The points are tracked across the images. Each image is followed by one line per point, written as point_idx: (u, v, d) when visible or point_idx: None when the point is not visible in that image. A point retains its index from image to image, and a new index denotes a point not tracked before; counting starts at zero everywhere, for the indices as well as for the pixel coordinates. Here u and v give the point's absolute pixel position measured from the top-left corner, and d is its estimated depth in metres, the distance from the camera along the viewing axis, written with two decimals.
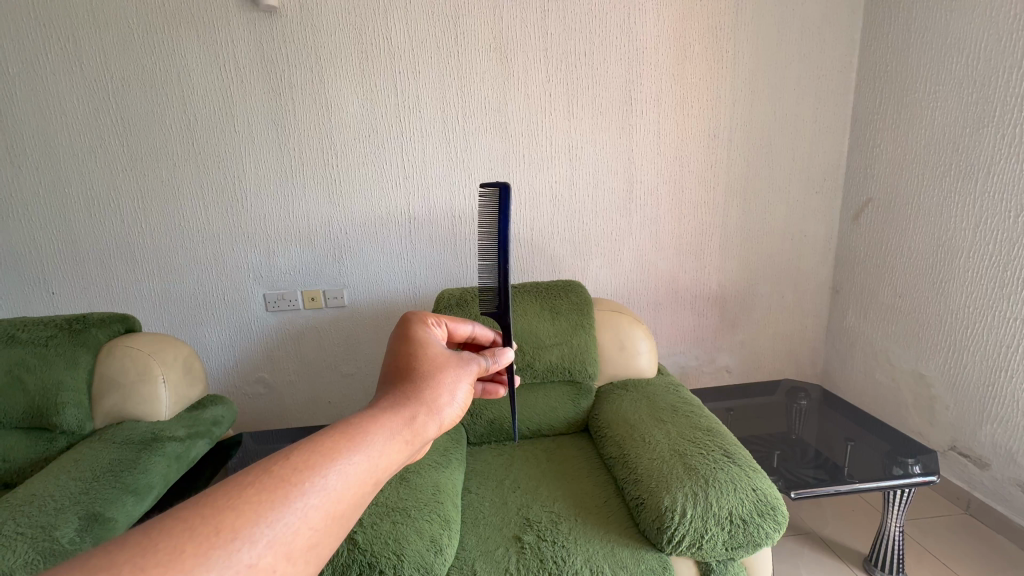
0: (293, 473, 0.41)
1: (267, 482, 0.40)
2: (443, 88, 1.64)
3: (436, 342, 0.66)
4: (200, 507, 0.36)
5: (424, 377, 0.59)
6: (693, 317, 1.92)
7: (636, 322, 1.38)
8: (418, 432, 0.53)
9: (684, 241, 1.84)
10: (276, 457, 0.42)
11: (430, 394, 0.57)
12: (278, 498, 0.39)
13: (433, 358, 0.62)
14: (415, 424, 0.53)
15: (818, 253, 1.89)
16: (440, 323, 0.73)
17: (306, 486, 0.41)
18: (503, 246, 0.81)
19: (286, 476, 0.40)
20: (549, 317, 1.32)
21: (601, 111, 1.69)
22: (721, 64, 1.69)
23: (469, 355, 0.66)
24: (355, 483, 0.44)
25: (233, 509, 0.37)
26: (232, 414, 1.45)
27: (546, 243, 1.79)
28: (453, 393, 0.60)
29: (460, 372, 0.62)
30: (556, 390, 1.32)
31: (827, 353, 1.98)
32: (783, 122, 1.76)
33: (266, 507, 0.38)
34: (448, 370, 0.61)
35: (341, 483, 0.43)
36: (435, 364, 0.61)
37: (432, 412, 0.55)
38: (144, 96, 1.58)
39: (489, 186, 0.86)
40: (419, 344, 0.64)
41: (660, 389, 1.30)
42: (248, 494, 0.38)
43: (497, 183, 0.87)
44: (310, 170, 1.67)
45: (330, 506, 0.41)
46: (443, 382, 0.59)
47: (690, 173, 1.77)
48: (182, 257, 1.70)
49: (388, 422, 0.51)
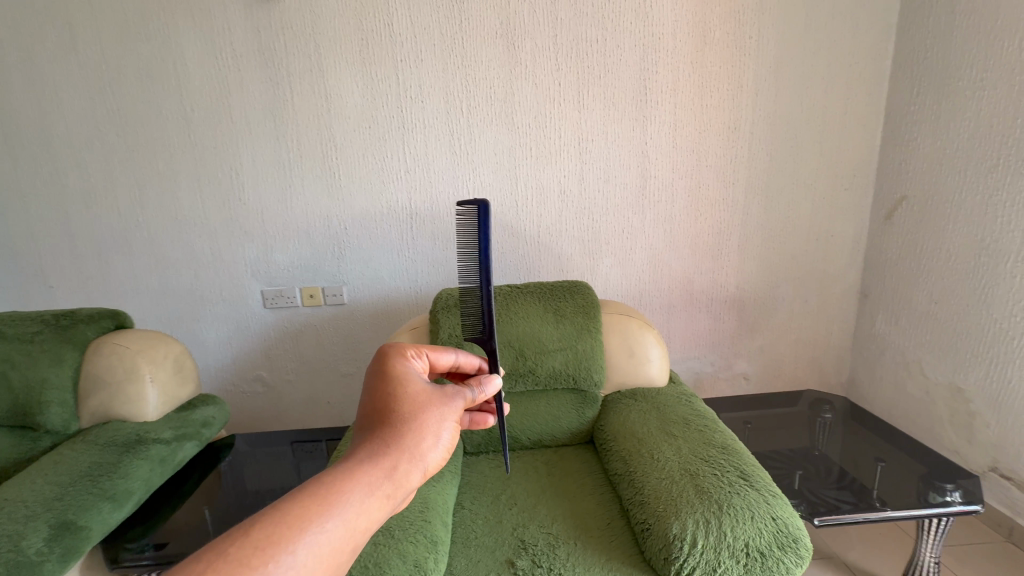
0: (253, 554, 0.41)
1: (221, 569, 0.39)
2: (446, 77, 1.56)
3: (416, 376, 0.63)
4: None
5: (406, 421, 0.57)
6: (708, 320, 1.81)
7: (646, 326, 1.28)
8: (399, 484, 0.52)
9: (700, 240, 1.73)
10: (233, 535, 0.42)
11: (413, 440, 0.56)
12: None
13: (414, 397, 0.60)
14: (396, 475, 0.53)
15: (846, 253, 1.77)
16: (420, 355, 0.70)
17: (270, 567, 0.41)
18: (483, 267, 0.80)
19: (245, 559, 0.40)
20: (553, 320, 1.24)
21: (614, 101, 1.60)
22: (745, 51, 1.58)
23: (453, 389, 0.64)
24: (326, 555, 0.44)
25: None
26: (225, 415, 1.41)
27: (553, 240, 1.70)
28: (438, 434, 0.58)
29: (445, 410, 0.61)
30: (559, 399, 1.24)
31: (853, 361, 1.85)
32: (811, 113, 1.64)
33: None
34: (432, 410, 0.59)
35: (310, 557, 0.43)
36: (416, 404, 0.59)
37: (415, 459, 0.55)
38: (141, 85, 1.53)
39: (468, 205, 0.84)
40: (398, 380, 0.61)
41: (671, 400, 1.20)
42: None
43: (473, 201, 0.86)
44: (309, 164, 1.61)
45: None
46: (427, 424, 0.58)
47: (708, 167, 1.67)
48: (179, 251, 1.66)
49: (365, 478, 0.50)
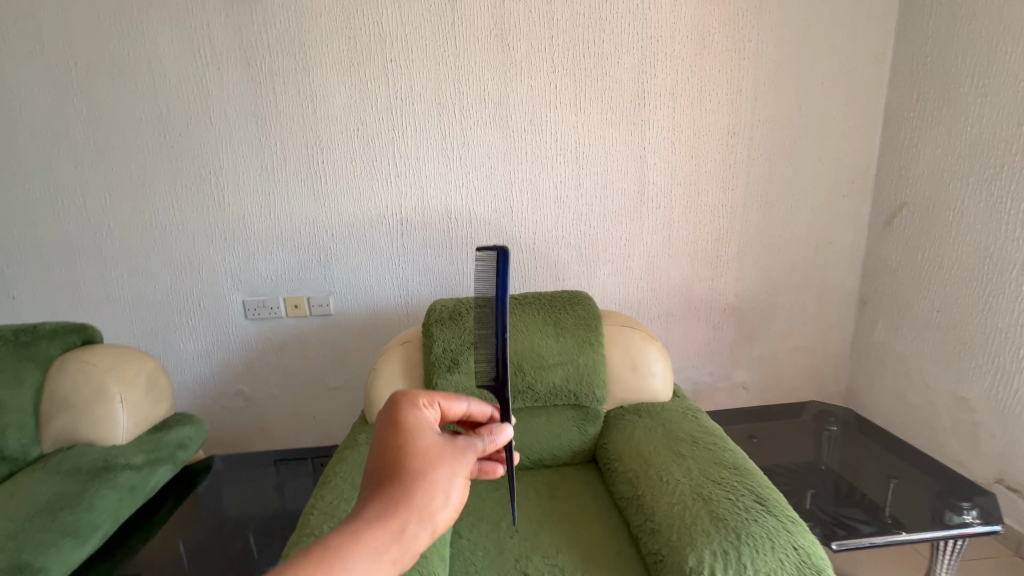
0: None
1: None
2: (438, 79, 1.50)
3: (428, 426, 0.61)
4: None
5: (415, 478, 0.56)
6: (707, 329, 1.77)
7: (650, 338, 1.23)
8: (406, 547, 0.52)
9: (699, 247, 1.69)
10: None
11: (422, 499, 0.55)
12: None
13: (424, 451, 0.58)
14: (404, 537, 0.52)
15: (845, 261, 1.74)
16: (433, 404, 0.66)
17: None
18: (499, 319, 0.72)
19: None
20: (553, 333, 1.19)
21: (611, 104, 1.55)
22: (744, 55, 1.55)
23: (465, 440, 0.62)
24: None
25: None
26: (203, 435, 1.32)
27: (549, 247, 1.65)
28: (448, 493, 0.57)
29: (456, 465, 0.59)
30: (560, 416, 1.18)
31: (852, 369, 1.83)
32: (810, 118, 1.61)
33: None
34: (442, 467, 0.58)
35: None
36: (427, 460, 0.57)
37: (423, 520, 0.54)
38: (112, 83, 1.44)
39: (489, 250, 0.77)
40: (409, 431, 0.59)
41: (676, 415, 1.15)
42: None
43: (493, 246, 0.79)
44: (294, 168, 1.53)
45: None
46: (436, 481, 0.56)
47: (707, 173, 1.63)
48: (154, 259, 1.57)
49: (371, 543, 0.50)
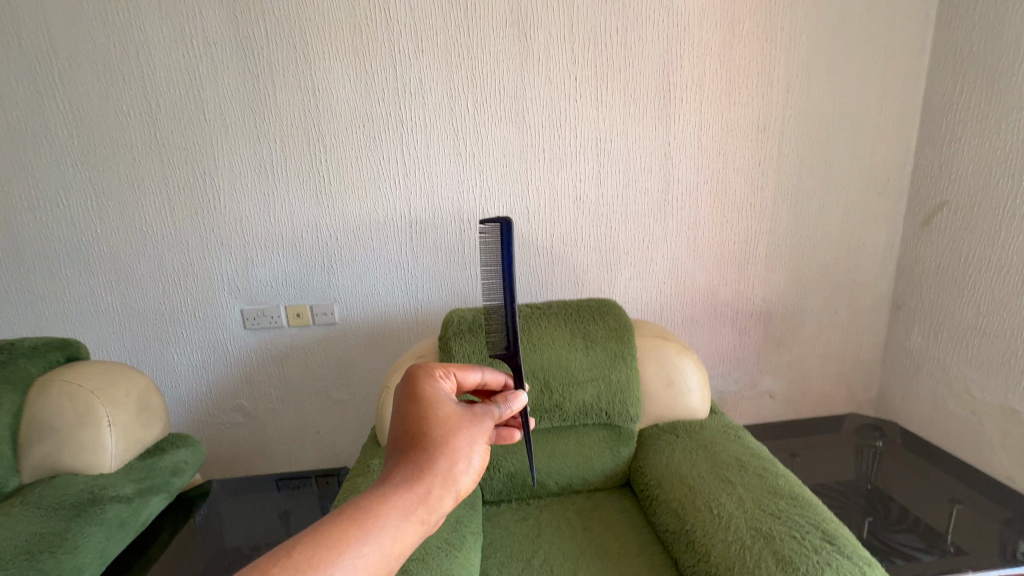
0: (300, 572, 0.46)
1: None
2: (450, 71, 1.39)
3: (446, 398, 0.66)
4: None
5: (438, 446, 0.60)
6: (733, 335, 1.68)
7: (685, 352, 1.13)
8: (432, 508, 0.56)
9: (726, 249, 1.60)
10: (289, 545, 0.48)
11: (445, 464, 0.59)
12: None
13: (445, 419, 0.63)
14: (431, 498, 0.56)
15: (878, 262, 1.65)
16: (448, 375, 0.72)
17: None
18: (508, 280, 0.79)
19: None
20: (581, 346, 1.09)
21: (635, 98, 1.45)
22: (775, 44, 1.45)
23: (481, 409, 0.67)
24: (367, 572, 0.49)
25: None
26: (199, 458, 1.23)
27: (568, 250, 1.55)
28: (469, 458, 0.61)
29: (474, 433, 0.63)
30: (590, 437, 1.09)
31: (883, 375, 1.75)
32: (844, 112, 1.52)
33: None
34: (461, 434, 0.62)
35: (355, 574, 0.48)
36: (448, 427, 0.62)
37: (447, 484, 0.58)
38: (96, 77, 1.33)
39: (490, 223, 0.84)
40: (429, 402, 0.65)
41: (719, 436, 1.06)
42: None
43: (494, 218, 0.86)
44: (295, 167, 1.43)
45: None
46: (458, 448, 0.61)
47: (735, 170, 1.53)
48: (145, 266, 1.46)
49: (400, 504, 0.54)
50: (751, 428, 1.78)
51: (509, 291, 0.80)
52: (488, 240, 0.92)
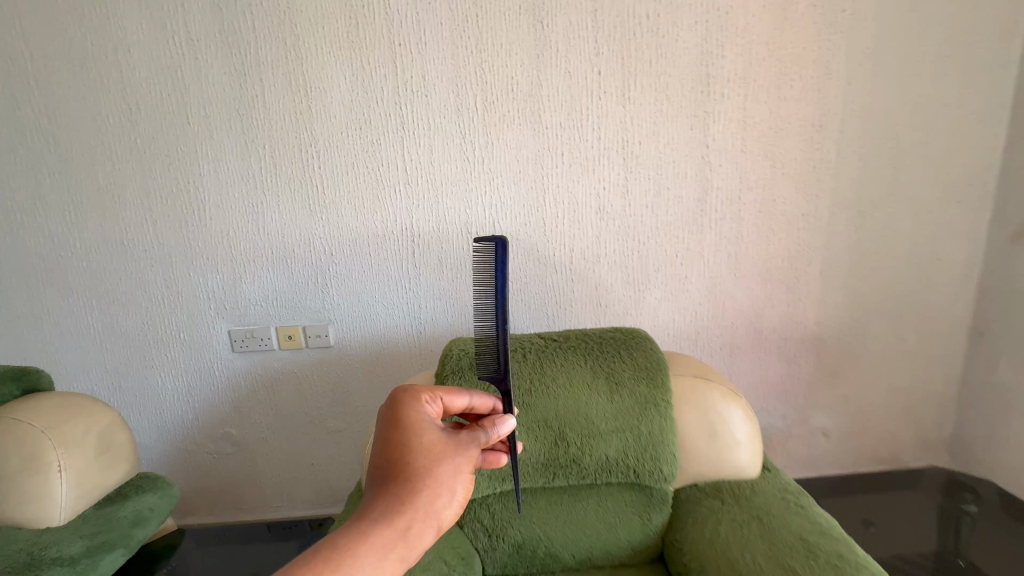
0: None
1: None
2: (456, 65, 1.23)
3: (431, 424, 0.59)
4: None
5: (419, 478, 0.54)
6: (780, 365, 1.46)
7: (731, 395, 0.93)
8: (411, 546, 0.51)
9: (773, 266, 1.39)
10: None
11: (427, 497, 0.54)
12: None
13: (428, 449, 0.56)
14: (410, 534, 0.52)
15: (956, 282, 1.41)
16: (434, 399, 0.64)
17: None
18: (499, 306, 0.69)
19: None
20: (604, 388, 0.91)
21: (667, 93, 1.26)
22: (836, 28, 1.24)
23: (467, 436, 0.60)
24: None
25: None
26: (170, 503, 1.10)
27: (589, 267, 1.37)
28: (453, 490, 0.55)
29: (459, 462, 0.57)
30: (615, 499, 0.90)
31: (960, 413, 1.50)
32: (918, 106, 1.29)
33: None
34: (445, 465, 0.56)
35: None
36: (430, 458, 0.56)
37: (428, 517, 0.53)
38: (73, 77, 1.22)
39: (481, 242, 0.74)
40: (411, 428, 0.58)
41: (776, 504, 0.86)
42: None
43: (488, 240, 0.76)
44: (286, 175, 1.29)
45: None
46: (440, 481, 0.55)
47: (784, 175, 1.32)
48: (126, 282, 1.34)
49: (376, 545, 0.49)
50: (800, 470, 1.55)
51: (501, 316, 0.70)
52: (482, 259, 0.82)
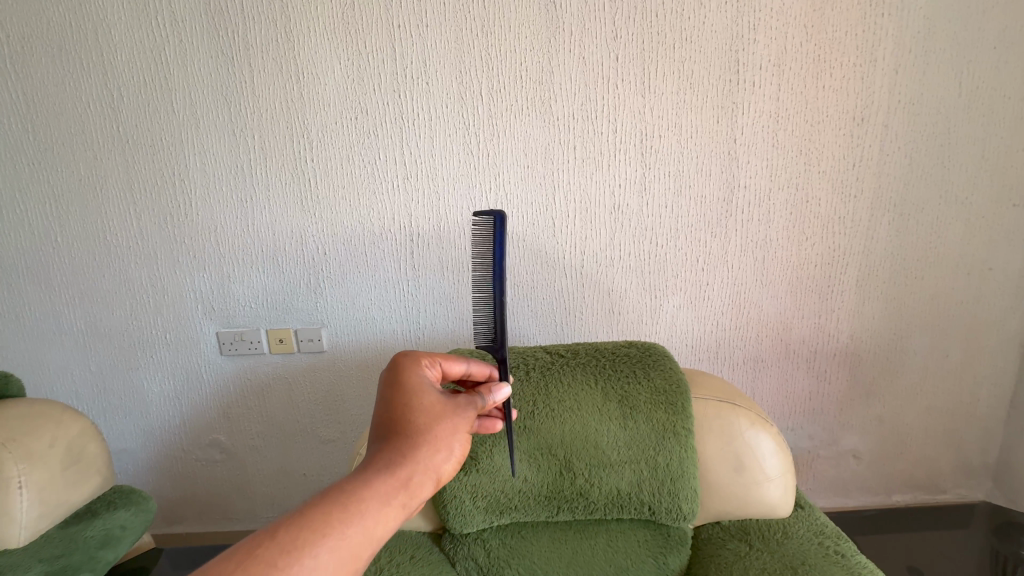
0: (279, 557, 0.41)
1: (249, 568, 0.39)
2: (460, 49, 1.13)
3: (430, 386, 0.59)
4: None
5: (419, 432, 0.53)
6: (808, 381, 1.35)
7: (761, 423, 0.82)
8: (413, 495, 0.49)
9: (804, 273, 1.26)
10: (262, 536, 0.42)
11: (427, 451, 0.52)
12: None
13: (428, 406, 0.56)
14: (411, 485, 0.49)
15: (1009, 294, 1.27)
16: (433, 363, 0.66)
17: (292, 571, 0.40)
18: (497, 277, 0.66)
19: (272, 561, 0.40)
20: (617, 414, 0.80)
21: (692, 82, 1.15)
22: (884, 8, 1.11)
23: (465, 398, 0.59)
24: (345, 557, 0.43)
25: None
26: (144, 519, 1.03)
27: (602, 272, 1.26)
28: (452, 446, 0.54)
29: (458, 420, 0.56)
30: (626, 537, 0.80)
31: (1007, 438, 1.37)
32: (974, 98, 1.15)
33: None
34: (445, 421, 0.55)
35: (331, 562, 0.42)
36: (431, 413, 0.55)
37: (430, 470, 0.51)
38: (52, 62, 1.15)
39: (482, 219, 0.72)
40: (411, 388, 0.58)
41: (813, 553, 0.74)
42: None
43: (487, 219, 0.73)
44: (276, 167, 1.20)
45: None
46: (440, 436, 0.54)
47: (820, 174, 1.20)
48: (109, 280, 1.27)
49: (381, 489, 0.47)
50: (825, 494, 1.44)
51: (498, 286, 0.66)
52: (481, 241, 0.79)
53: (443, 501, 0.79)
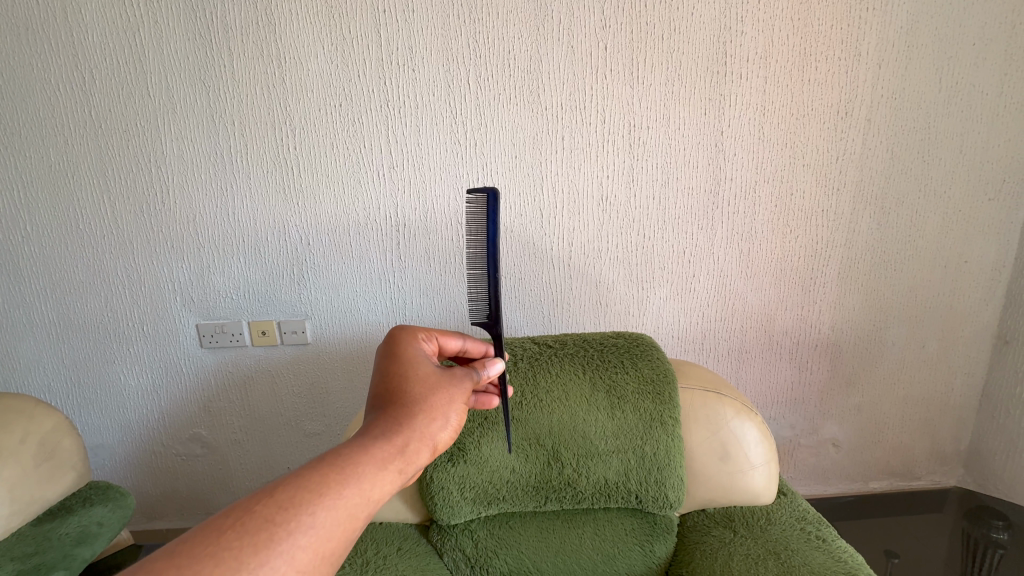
0: (278, 513, 0.40)
1: (249, 524, 0.39)
2: (448, 36, 1.11)
3: (425, 360, 0.59)
4: (174, 563, 0.35)
5: (415, 401, 0.52)
6: (791, 371, 1.37)
7: (745, 411, 0.83)
8: (410, 462, 0.48)
9: (787, 265, 1.28)
10: (261, 494, 0.41)
11: (422, 420, 0.51)
12: (261, 543, 0.38)
13: (423, 377, 0.55)
14: (407, 451, 0.48)
15: (982, 286, 1.31)
16: (429, 338, 0.66)
17: (292, 527, 0.39)
18: (490, 255, 0.65)
19: (270, 517, 0.39)
20: (605, 404, 0.80)
21: (681, 73, 1.14)
22: (869, 3, 1.12)
23: (460, 371, 0.58)
24: (343, 518, 0.42)
25: (213, 558, 0.36)
26: (123, 515, 1.00)
27: (590, 263, 1.26)
28: (447, 415, 0.53)
29: (453, 392, 0.55)
30: (614, 525, 0.81)
31: (978, 426, 1.41)
32: (954, 94, 1.18)
33: (250, 551, 0.37)
34: (440, 392, 0.54)
35: (330, 520, 0.41)
36: (427, 384, 0.55)
37: (426, 438, 0.50)
38: (18, 41, 1.10)
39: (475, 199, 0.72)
40: (407, 362, 0.57)
41: (795, 539, 0.76)
42: (228, 539, 0.37)
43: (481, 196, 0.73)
44: (257, 154, 1.17)
45: (317, 543, 0.40)
46: (436, 406, 0.53)
47: (804, 167, 1.21)
48: (83, 270, 1.23)
49: (378, 453, 0.46)
50: (806, 482, 1.47)
51: (492, 264, 0.66)
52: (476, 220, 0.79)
53: (431, 492, 0.79)
